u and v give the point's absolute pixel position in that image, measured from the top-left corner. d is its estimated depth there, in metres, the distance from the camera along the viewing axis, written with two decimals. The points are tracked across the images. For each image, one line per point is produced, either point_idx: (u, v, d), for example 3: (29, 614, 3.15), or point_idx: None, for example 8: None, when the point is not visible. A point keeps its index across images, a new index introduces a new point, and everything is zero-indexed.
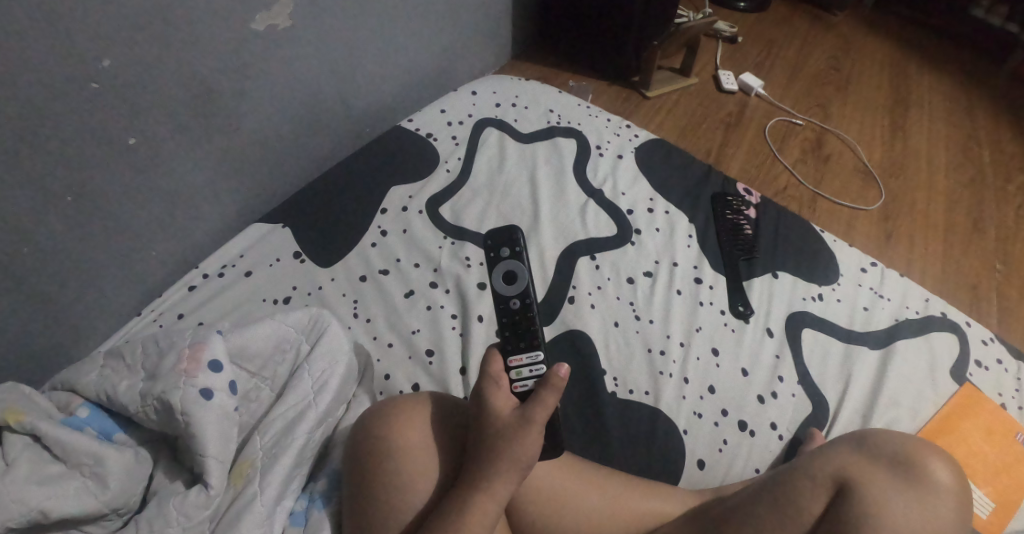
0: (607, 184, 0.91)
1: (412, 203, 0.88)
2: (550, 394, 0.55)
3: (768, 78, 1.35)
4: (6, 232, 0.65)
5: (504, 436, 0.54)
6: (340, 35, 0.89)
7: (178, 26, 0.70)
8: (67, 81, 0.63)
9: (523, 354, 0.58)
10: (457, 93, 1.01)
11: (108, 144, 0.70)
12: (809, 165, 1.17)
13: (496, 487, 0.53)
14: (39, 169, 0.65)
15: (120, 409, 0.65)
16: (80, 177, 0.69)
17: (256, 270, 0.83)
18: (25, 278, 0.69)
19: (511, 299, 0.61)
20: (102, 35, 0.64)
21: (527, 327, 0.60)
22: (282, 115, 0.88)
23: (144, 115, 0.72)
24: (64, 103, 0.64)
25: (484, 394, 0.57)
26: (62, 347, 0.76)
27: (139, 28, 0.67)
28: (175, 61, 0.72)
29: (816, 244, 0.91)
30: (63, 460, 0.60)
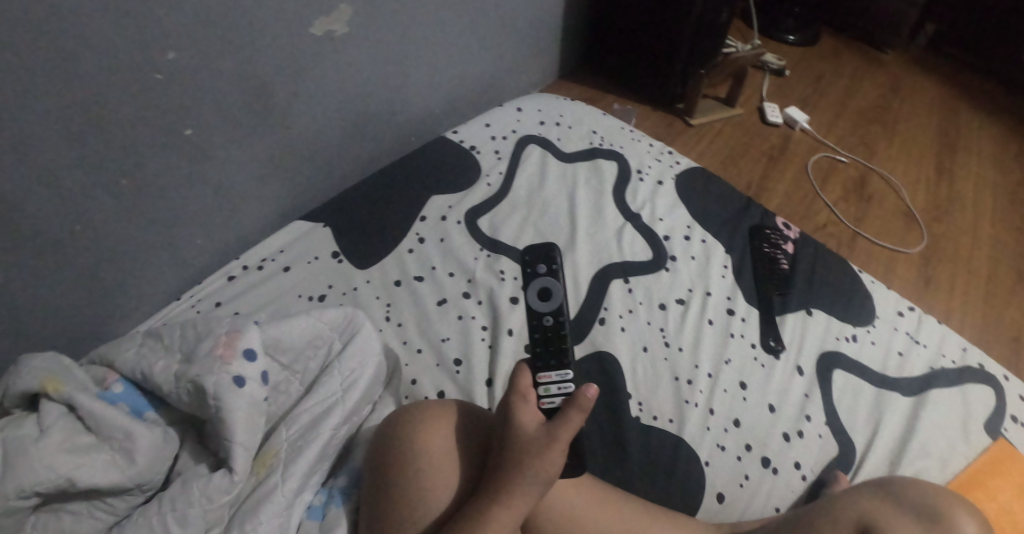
0: (646, 208, 0.91)
1: (450, 213, 0.89)
2: (575, 414, 0.55)
3: (815, 113, 1.34)
4: (61, 209, 0.68)
5: (529, 451, 0.54)
6: (393, 43, 0.92)
7: (241, 25, 0.73)
8: (130, 68, 0.66)
9: (552, 372, 0.60)
10: (503, 109, 1.03)
11: (164, 132, 0.73)
12: (850, 203, 1.15)
13: (518, 500, 0.53)
14: (98, 151, 0.68)
15: (153, 388, 0.67)
16: (134, 162, 0.72)
17: (295, 266, 0.86)
18: (75, 255, 0.72)
19: (544, 316, 0.62)
20: (170, 29, 0.67)
21: (558, 344, 0.61)
22: (331, 118, 0.91)
23: (200, 108, 0.75)
24: (127, 90, 0.67)
25: (511, 407, 0.57)
26: (102, 325, 0.79)
27: (204, 22, 0.70)
28: (233, 56, 0.74)
29: (853, 285, 0.90)
30: (94, 432, 0.62)
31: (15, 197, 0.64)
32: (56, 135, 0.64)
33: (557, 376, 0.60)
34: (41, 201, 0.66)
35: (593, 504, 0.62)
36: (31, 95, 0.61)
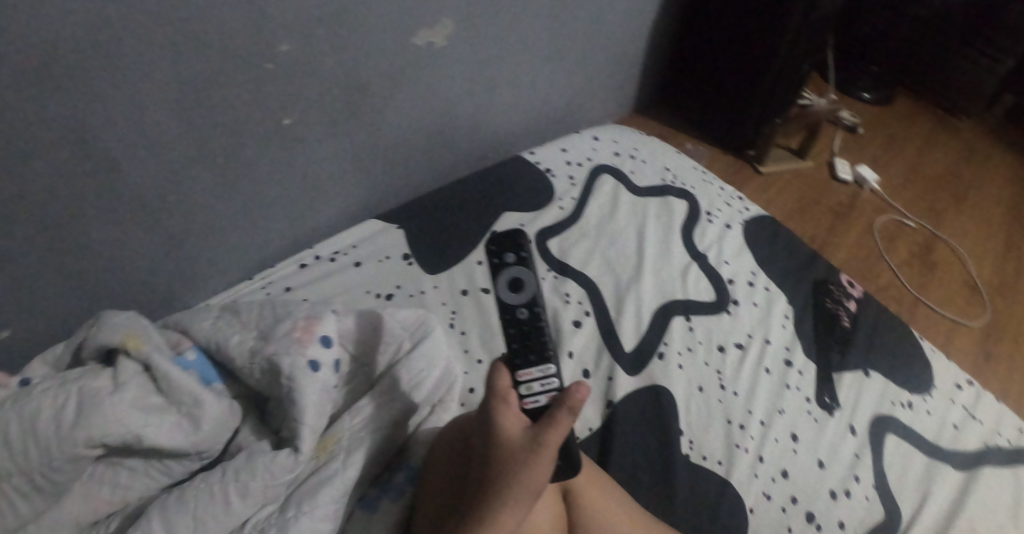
0: (712, 250, 0.92)
1: (522, 231, 0.91)
2: (562, 419, 0.54)
3: (884, 173, 1.34)
4: (162, 179, 0.73)
5: (516, 461, 0.51)
6: (486, 61, 0.96)
7: (353, 29, 0.77)
8: (247, 57, 0.70)
9: (534, 370, 0.58)
10: (579, 137, 1.07)
11: (266, 120, 0.77)
12: (914, 268, 1.15)
13: (509, 518, 0.50)
14: (205, 129, 0.72)
15: (226, 360, 0.71)
16: (233, 143, 0.76)
17: (366, 263, 0.89)
18: (166, 223, 0.77)
19: (519, 309, 0.60)
20: (291, 25, 0.72)
21: (535, 336, 0.59)
22: (418, 125, 0.95)
23: (301, 101, 0.79)
24: (242, 76, 0.71)
25: (493, 413, 0.55)
26: (174, 293, 0.84)
27: (321, 24, 0.74)
28: (340, 56, 0.79)
29: (913, 351, 0.90)
30: (165, 395, 0.66)
31: (126, 164, 0.68)
32: (171, 111, 0.68)
33: (540, 372, 0.58)
34: (149, 171, 0.71)
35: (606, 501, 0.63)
36: (159, 75, 0.65)
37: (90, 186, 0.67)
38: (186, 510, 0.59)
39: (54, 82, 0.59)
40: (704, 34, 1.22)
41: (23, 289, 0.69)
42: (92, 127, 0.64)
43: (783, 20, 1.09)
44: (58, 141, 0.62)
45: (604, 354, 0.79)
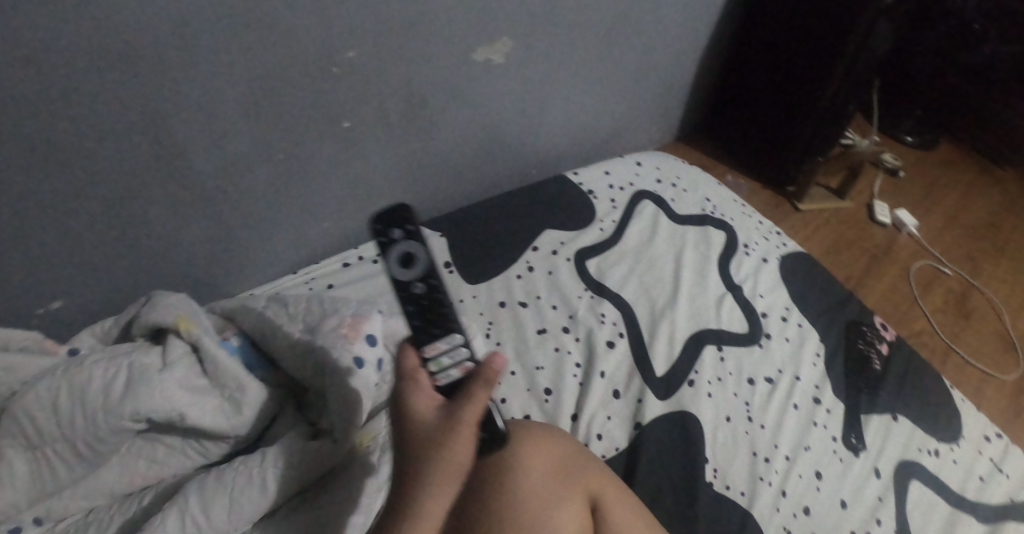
0: (748, 282, 0.94)
1: (562, 249, 0.94)
2: (480, 389, 0.45)
3: (923, 218, 1.34)
4: (225, 171, 0.76)
5: (427, 446, 0.43)
6: (539, 80, 0.98)
7: (418, 42, 0.81)
8: (317, 62, 0.74)
9: (439, 342, 0.51)
10: (623, 161, 1.09)
11: (328, 123, 0.81)
12: (948, 316, 1.15)
13: (432, 509, 0.42)
14: (270, 127, 0.76)
15: (272, 348, 0.75)
16: (295, 142, 0.79)
17: (408, 267, 0.92)
18: (223, 213, 0.80)
19: (412, 282, 0.53)
20: (361, 35, 0.75)
21: (438, 310, 0.53)
22: (469, 138, 0.98)
23: (362, 107, 0.82)
24: (309, 80, 0.75)
25: (398, 397, 0.47)
26: (222, 278, 0.88)
27: (388, 35, 0.77)
28: (403, 67, 0.82)
29: (943, 399, 0.90)
30: (209, 377, 0.70)
31: (194, 154, 0.72)
32: (240, 107, 0.72)
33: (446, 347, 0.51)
34: (215, 165, 0.75)
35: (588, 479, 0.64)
36: (233, 71, 0.68)
37: (158, 170, 0.71)
38: (224, 490, 0.62)
39: (137, 72, 0.63)
40: (752, 69, 1.23)
41: (87, 261, 0.74)
42: (167, 116, 0.67)
43: (833, 62, 1.10)
44: (134, 128, 0.66)
45: (635, 377, 0.81)
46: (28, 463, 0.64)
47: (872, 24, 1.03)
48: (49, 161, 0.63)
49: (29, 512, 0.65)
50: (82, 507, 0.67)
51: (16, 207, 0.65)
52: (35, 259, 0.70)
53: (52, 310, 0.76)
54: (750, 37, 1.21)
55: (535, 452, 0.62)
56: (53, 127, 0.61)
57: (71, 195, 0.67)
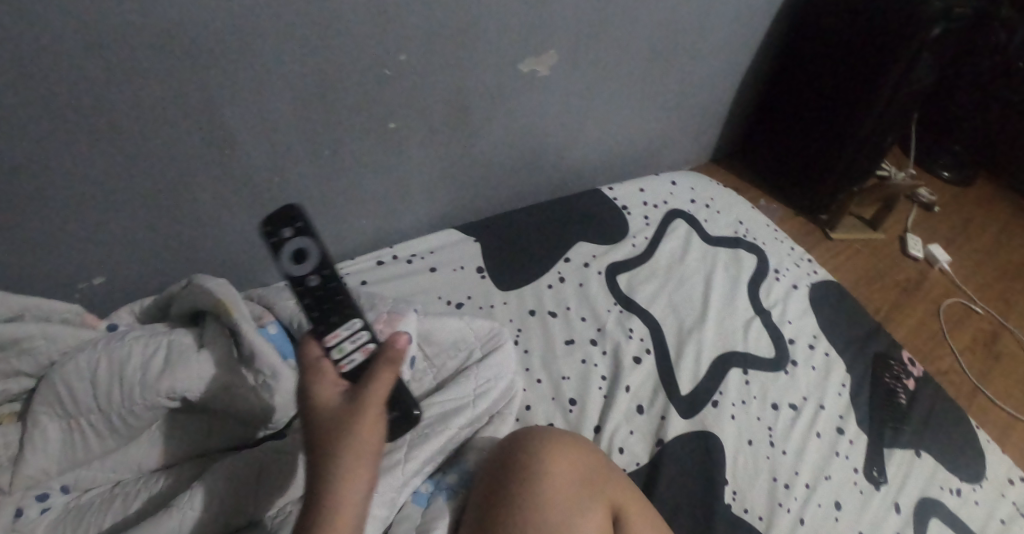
0: (777, 307, 0.94)
1: (593, 262, 0.95)
2: (385, 371, 0.51)
3: (956, 254, 1.34)
4: (271, 163, 0.79)
5: (338, 427, 0.48)
6: (580, 94, 1.00)
7: (468, 50, 0.82)
8: (369, 63, 0.76)
9: (338, 330, 0.55)
10: (659, 179, 1.10)
11: (375, 124, 0.83)
12: (976, 355, 1.14)
13: (351, 488, 0.47)
14: (319, 123, 0.78)
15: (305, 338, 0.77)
16: (341, 139, 0.82)
17: (440, 270, 0.93)
18: (267, 204, 0.83)
19: (307, 278, 0.58)
20: (413, 39, 0.77)
21: (335, 296, 0.58)
22: (508, 147, 0.99)
23: (408, 110, 0.84)
24: (360, 80, 0.77)
25: (305, 387, 0.52)
26: (260, 267, 0.91)
27: (439, 42, 0.79)
28: (450, 74, 0.84)
29: (968, 439, 0.90)
30: (246, 363, 0.72)
31: (244, 145, 0.75)
32: (292, 103, 0.74)
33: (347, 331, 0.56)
34: (264, 156, 0.77)
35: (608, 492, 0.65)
36: (289, 68, 0.71)
37: (208, 158, 0.74)
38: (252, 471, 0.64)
39: (198, 62, 0.65)
40: (790, 95, 1.24)
41: (132, 240, 0.76)
42: (222, 106, 0.70)
43: (872, 94, 1.10)
44: (189, 114, 0.69)
45: (659, 394, 0.82)
46: (62, 431, 0.66)
47: (914, 57, 1.04)
48: (108, 141, 0.66)
49: (57, 481, 0.66)
50: (110, 479, 0.70)
51: (73, 183, 0.67)
52: (85, 234, 0.73)
53: (93, 286, 0.78)
54: (790, 63, 1.22)
55: (554, 459, 0.64)
56: (116, 109, 0.64)
57: (125, 175, 0.70)
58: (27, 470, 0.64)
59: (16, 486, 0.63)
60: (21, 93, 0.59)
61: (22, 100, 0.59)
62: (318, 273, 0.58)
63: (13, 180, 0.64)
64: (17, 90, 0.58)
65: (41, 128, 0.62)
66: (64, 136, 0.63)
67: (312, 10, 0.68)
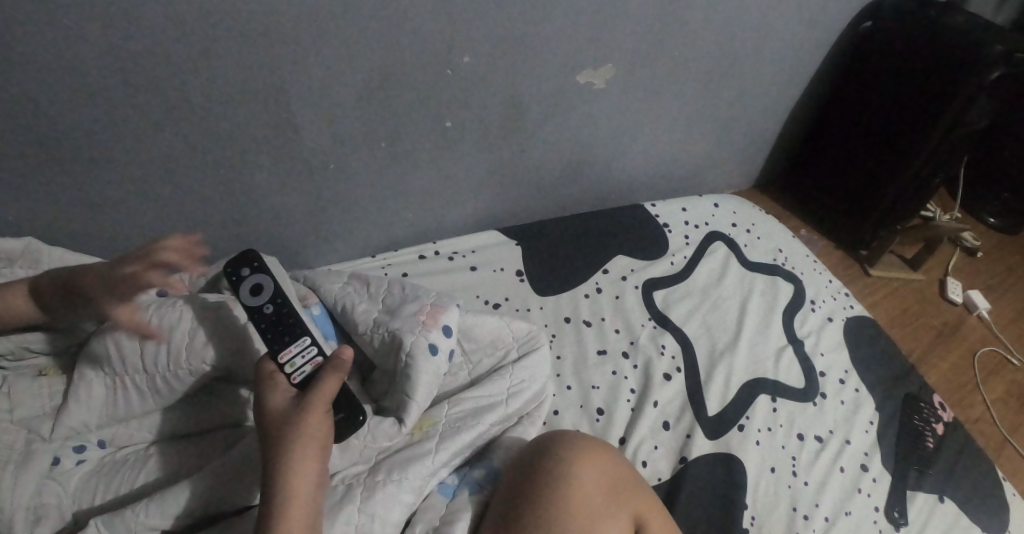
0: (810, 338, 0.95)
1: (631, 275, 0.97)
2: (331, 377, 0.60)
3: (996, 302, 1.32)
4: (328, 148, 0.81)
5: (289, 425, 0.57)
6: (633, 109, 1.01)
7: (528, 56, 0.84)
8: (433, 60, 0.78)
9: (290, 347, 0.63)
10: (702, 200, 1.11)
11: (433, 122, 0.85)
12: (1009, 407, 1.13)
13: (300, 478, 0.55)
14: (379, 115, 0.81)
15: (347, 322, 0.78)
16: (398, 133, 0.84)
17: (481, 269, 0.95)
18: (322, 189, 0.86)
19: (262, 305, 0.66)
20: (476, 41, 0.79)
21: (285, 320, 0.65)
22: (557, 154, 1.01)
23: (466, 109, 0.86)
24: (422, 77, 0.79)
25: (260, 396, 0.60)
26: (307, 250, 0.94)
27: (503, 47, 0.81)
28: (509, 78, 0.85)
29: (993, 490, 0.89)
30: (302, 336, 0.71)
31: (304, 130, 0.78)
32: (353, 94, 0.77)
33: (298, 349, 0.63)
34: (324, 142, 0.80)
35: (630, 498, 0.66)
36: (354, 60, 0.74)
37: (268, 139, 0.77)
38: None
39: (269, 45, 0.68)
40: (840, 127, 1.24)
41: (190, 211, 0.80)
42: (287, 90, 0.73)
43: (925, 132, 1.09)
44: (257, 94, 0.72)
45: (687, 412, 0.83)
46: (105, 388, 0.70)
47: (970, 99, 1.02)
48: (179, 114, 0.70)
49: (94, 434, 0.71)
50: (145, 438, 0.73)
51: (143, 150, 0.71)
52: (147, 201, 0.76)
53: None
54: (843, 95, 1.22)
55: (575, 483, 0.64)
56: (191, 85, 0.68)
57: (190, 148, 0.73)
58: (68, 422, 0.69)
59: (56, 434, 0.68)
60: (108, 60, 0.63)
61: (109, 67, 0.63)
62: (272, 301, 0.66)
63: (89, 140, 0.68)
64: (104, 58, 0.62)
65: (120, 97, 0.66)
66: (139, 106, 0.67)
67: (381, 7, 0.70)
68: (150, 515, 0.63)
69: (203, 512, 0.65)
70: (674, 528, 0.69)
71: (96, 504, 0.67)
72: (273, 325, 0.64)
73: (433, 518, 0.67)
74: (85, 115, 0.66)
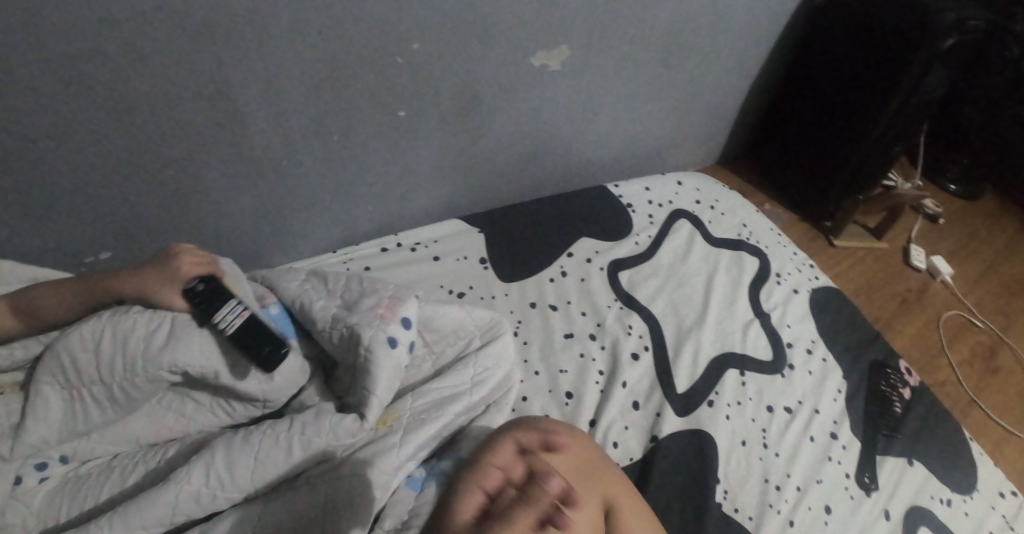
0: (777, 311, 0.95)
1: (596, 258, 0.96)
2: (532, 507, 0.59)
3: (959, 267, 1.34)
4: (278, 144, 0.79)
5: None
6: (590, 89, 1.00)
7: (479, 40, 0.82)
8: (382, 50, 0.76)
9: (220, 308, 0.66)
10: (665, 179, 1.11)
11: (385, 113, 0.83)
12: (974, 369, 1.15)
13: None
14: (328, 107, 0.78)
15: (306, 320, 0.75)
16: (348, 126, 0.82)
17: (444, 258, 0.94)
18: (276, 188, 0.84)
19: (194, 283, 0.67)
20: (424, 27, 0.77)
21: (214, 289, 0.67)
22: (516, 138, 0.99)
23: (418, 97, 0.84)
24: (370, 67, 0.77)
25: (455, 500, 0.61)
26: (266, 249, 0.91)
27: (452, 33, 0.79)
28: (461, 63, 0.83)
29: (960, 450, 0.91)
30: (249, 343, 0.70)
31: (251, 126, 0.75)
32: (302, 87, 0.75)
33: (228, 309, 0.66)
34: (273, 139, 0.78)
35: (590, 500, 0.63)
36: (299, 51, 0.71)
37: (215, 138, 0.74)
38: (251, 449, 0.65)
39: (208, 40, 0.65)
40: (801, 100, 1.24)
41: (141, 215, 0.77)
42: (230, 86, 0.70)
43: (881, 103, 1.10)
44: (201, 93, 0.69)
45: (656, 391, 0.82)
46: (64, 401, 0.66)
47: (924, 69, 1.04)
48: (118, 115, 0.66)
49: (56, 450, 0.67)
50: (109, 451, 0.70)
51: (84, 156, 0.68)
52: (95, 207, 0.73)
53: (99, 261, 0.79)
54: (802, 68, 1.22)
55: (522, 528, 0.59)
56: (127, 83, 0.64)
57: (134, 151, 0.70)
58: (28, 439, 0.65)
59: (16, 453, 0.64)
60: (31, 62, 0.59)
61: (36, 69, 0.60)
62: (201, 278, 0.67)
63: (20, 147, 0.64)
64: (30, 58, 0.59)
65: (52, 99, 0.62)
66: (75, 108, 0.64)
67: None
68: (115, 529, 0.60)
69: (170, 523, 0.62)
70: (646, 507, 0.68)
71: (61, 522, 0.64)
72: (203, 297, 0.66)
73: (402, 513, 0.65)
74: (16, 120, 0.62)
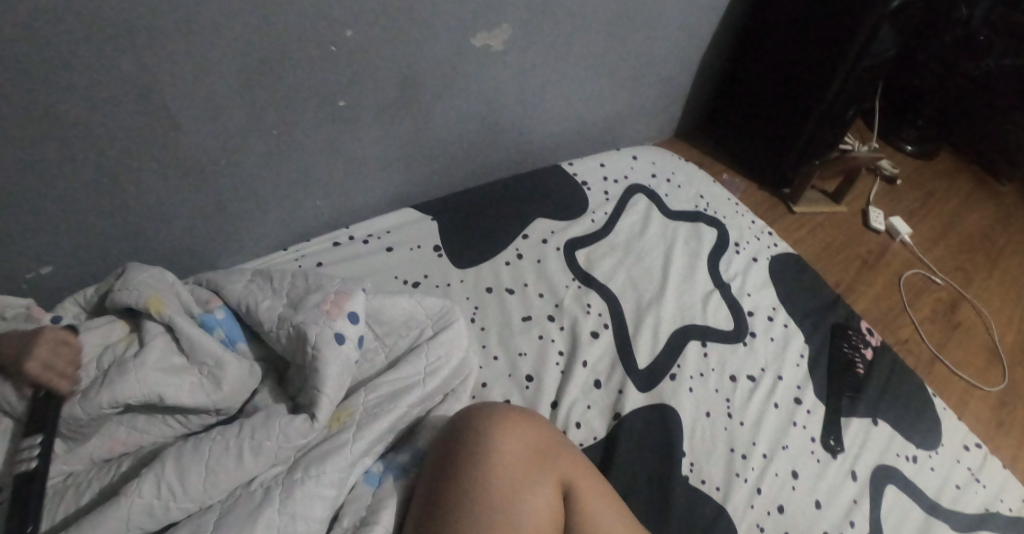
0: (736, 280, 0.94)
1: (552, 238, 0.94)
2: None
3: (917, 227, 1.35)
4: (214, 142, 0.75)
5: None
6: (537, 68, 0.98)
7: (416, 24, 0.80)
8: (314, 39, 0.73)
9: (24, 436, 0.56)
10: (620, 154, 1.09)
11: (324, 103, 0.80)
12: (935, 325, 1.16)
13: None
14: (263, 101, 0.75)
15: (251, 321, 0.72)
16: (286, 119, 0.79)
17: (397, 248, 0.91)
18: (217, 189, 0.80)
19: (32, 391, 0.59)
20: (356, 12, 0.74)
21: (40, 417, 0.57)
22: (465, 121, 0.97)
23: (358, 85, 0.81)
24: (304, 57, 0.74)
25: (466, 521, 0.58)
26: (212, 252, 0.87)
27: (387, 16, 0.77)
28: (400, 49, 0.81)
29: (923, 406, 0.91)
30: (187, 356, 0.66)
31: (186, 127, 0.71)
32: (233, 82, 0.71)
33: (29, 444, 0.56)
34: (209, 137, 0.74)
35: (548, 479, 0.63)
36: (225, 44, 0.68)
37: (147, 139, 0.70)
38: (200, 458, 0.61)
39: (125, 37, 0.61)
40: (755, 68, 1.23)
41: (74, 227, 0.72)
42: (156, 84, 0.66)
43: (833, 66, 1.09)
44: (125, 93, 0.65)
45: (618, 368, 0.81)
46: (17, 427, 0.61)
47: (874, 27, 1.03)
48: (36, 121, 0.62)
49: None
50: None
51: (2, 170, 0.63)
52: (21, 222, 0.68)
53: (41, 276, 0.73)
54: (754, 37, 1.21)
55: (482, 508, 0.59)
56: (41, 87, 0.60)
57: (61, 160, 0.66)
58: None
59: None
60: None
61: None
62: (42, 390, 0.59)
63: None
64: None
65: None
66: None
67: None
68: None
69: None
70: (603, 480, 0.68)
71: None
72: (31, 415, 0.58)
73: (358, 510, 0.64)
74: None
